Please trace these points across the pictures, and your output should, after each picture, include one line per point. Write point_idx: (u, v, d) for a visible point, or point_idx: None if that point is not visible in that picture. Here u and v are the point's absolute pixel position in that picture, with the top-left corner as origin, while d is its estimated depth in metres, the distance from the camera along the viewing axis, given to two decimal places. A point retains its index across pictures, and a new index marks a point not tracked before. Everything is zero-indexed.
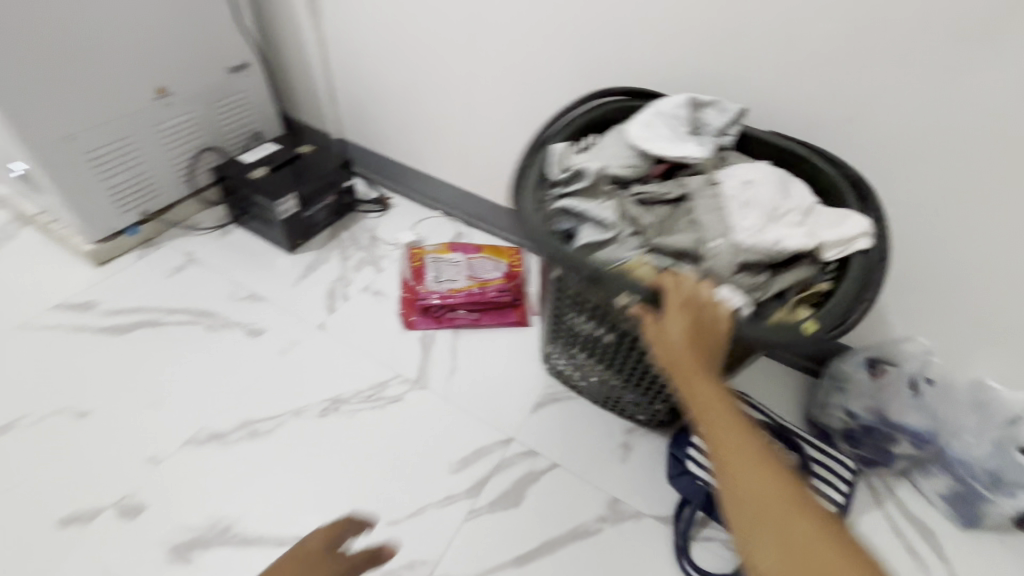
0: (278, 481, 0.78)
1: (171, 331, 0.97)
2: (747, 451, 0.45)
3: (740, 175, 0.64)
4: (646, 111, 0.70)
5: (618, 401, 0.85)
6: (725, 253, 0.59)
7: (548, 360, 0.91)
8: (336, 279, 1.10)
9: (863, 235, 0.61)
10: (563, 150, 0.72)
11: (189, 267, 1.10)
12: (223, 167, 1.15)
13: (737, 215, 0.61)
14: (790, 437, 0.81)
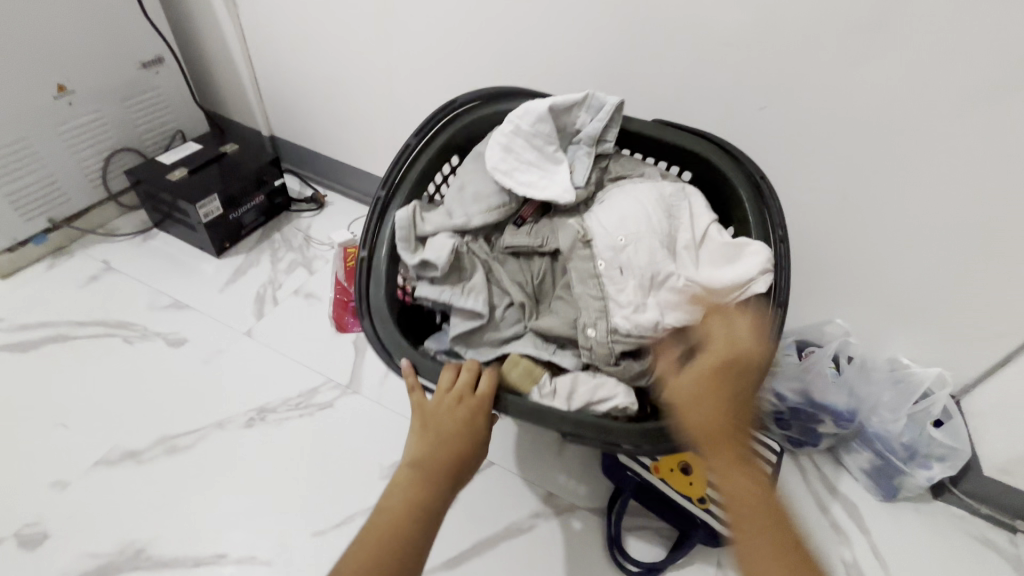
0: (197, 499, 0.74)
1: (82, 346, 0.92)
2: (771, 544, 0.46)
3: (615, 217, 0.62)
4: (506, 136, 0.65)
5: None
6: (600, 344, 0.59)
7: None
8: (265, 282, 1.06)
9: (756, 270, 0.59)
10: (404, 222, 0.67)
11: (105, 275, 1.04)
12: (139, 169, 1.08)
13: (611, 285, 0.60)
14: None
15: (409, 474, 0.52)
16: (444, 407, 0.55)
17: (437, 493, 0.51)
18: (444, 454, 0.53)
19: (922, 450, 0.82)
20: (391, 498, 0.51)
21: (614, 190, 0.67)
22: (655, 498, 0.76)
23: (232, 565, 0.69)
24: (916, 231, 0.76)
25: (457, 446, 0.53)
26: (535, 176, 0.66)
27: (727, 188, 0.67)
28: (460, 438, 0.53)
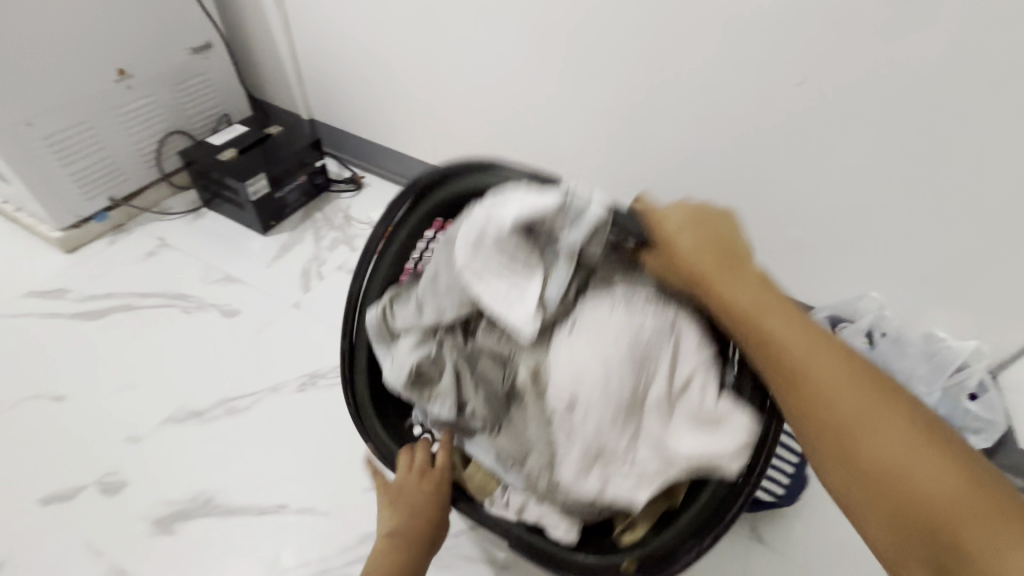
0: (258, 454, 0.80)
1: (144, 315, 0.98)
2: (805, 358, 0.45)
3: (582, 348, 0.54)
4: (465, 249, 0.57)
5: None
6: (540, 489, 0.57)
7: None
8: (310, 259, 1.11)
9: (734, 447, 0.50)
10: (373, 324, 0.66)
11: (162, 251, 1.10)
12: (190, 150, 1.14)
13: (562, 433, 0.54)
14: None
15: (385, 543, 0.60)
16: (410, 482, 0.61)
17: (412, 554, 0.59)
18: (413, 524, 0.60)
19: (958, 423, 0.83)
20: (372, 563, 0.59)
21: (590, 310, 0.57)
22: None
23: (293, 514, 0.74)
24: (957, 205, 0.76)
25: (424, 512, 0.60)
26: (503, 288, 0.57)
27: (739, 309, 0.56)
28: (428, 505, 0.61)
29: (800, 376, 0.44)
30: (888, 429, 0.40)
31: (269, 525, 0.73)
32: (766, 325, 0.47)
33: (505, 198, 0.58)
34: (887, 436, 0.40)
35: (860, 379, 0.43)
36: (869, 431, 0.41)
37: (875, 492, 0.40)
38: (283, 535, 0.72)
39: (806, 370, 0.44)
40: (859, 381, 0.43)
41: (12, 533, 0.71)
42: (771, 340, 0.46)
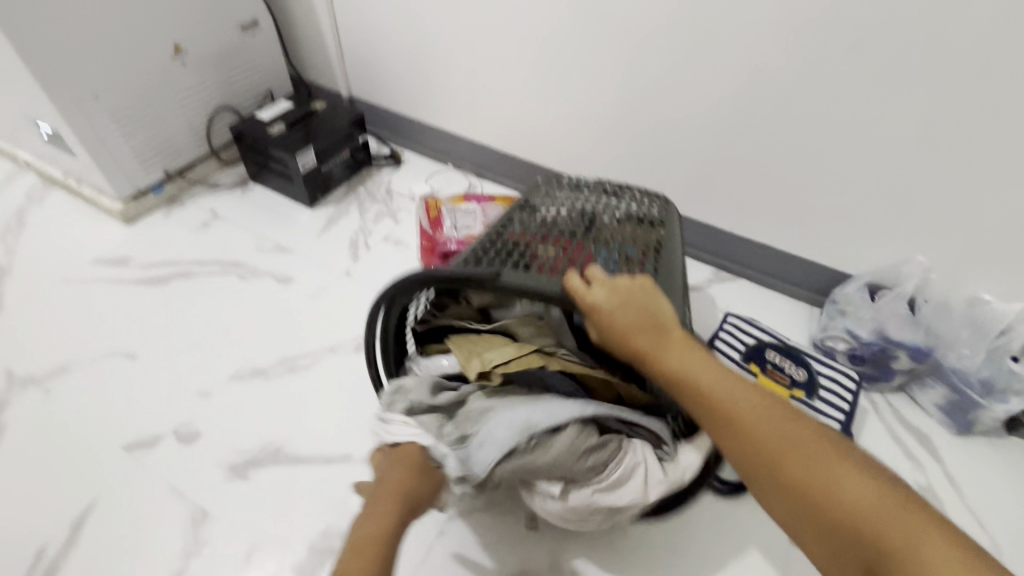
0: (320, 409, 0.84)
1: (204, 282, 1.02)
2: (738, 407, 0.48)
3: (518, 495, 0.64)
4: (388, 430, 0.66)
5: (605, 201, 0.82)
6: None
7: (540, 190, 0.87)
8: (356, 230, 1.15)
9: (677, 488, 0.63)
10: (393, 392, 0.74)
11: (215, 222, 1.14)
12: (244, 125, 1.17)
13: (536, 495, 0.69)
14: (798, 355, 0.87)
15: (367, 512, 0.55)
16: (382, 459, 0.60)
17: (396, 507, 0.54)
18: (392, 483, 0.56)
19: (999, 385, 0.84)
20: (356, 530, 0.53)
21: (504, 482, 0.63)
22: None
23: (357, 464, 0.78)
24: (1006, 166, 0.78)
25: (399, 469, 0.57)
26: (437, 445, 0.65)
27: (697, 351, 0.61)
28: (403, 464, 0.58)
29: (726, 419, 0.48)
30: (808, 454, 0.44)
31: (336, 473, 0.77)
32: (698, 382, 0.50)
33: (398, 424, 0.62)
34: (808, 461, 0.44)
35: (774, 411, 0.47)
36: (806, 473, 0.44)
37: (828, 531, 0.42)
38: (349, 482, 0.76)
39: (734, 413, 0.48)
40: (791, 424, 0.46)
41: (99, 477, 0.76)
42: (705, 390, 0.50)
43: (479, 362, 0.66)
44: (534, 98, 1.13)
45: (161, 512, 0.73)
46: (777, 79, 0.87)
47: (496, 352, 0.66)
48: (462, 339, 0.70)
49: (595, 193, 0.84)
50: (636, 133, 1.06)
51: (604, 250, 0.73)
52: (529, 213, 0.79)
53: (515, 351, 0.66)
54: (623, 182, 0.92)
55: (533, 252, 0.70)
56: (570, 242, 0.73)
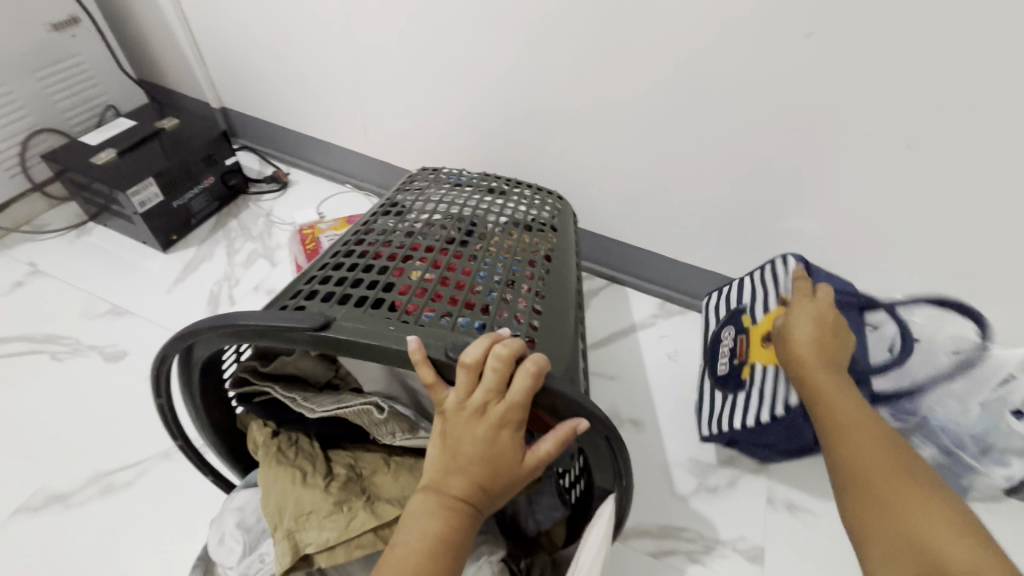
0: (137, 548, 0.62)
1: (3, 366, 0.78)
2: (843, 415, 0.54)
3: None
4: None
5: (488, 205, 0.67)
6: None
7: (409, 189, 0.70)
8: (221, 278, 0.93)
9: None
10: (215, 536, 0.50)
11: (34, 279, 0.89)
12: (60, 153, 0.91)
13: None
14: (711, 349, 0.77)
15: (426, 500, 0.40)
16: (463, 418, 0.40)
17: (460, 525, 0.39)
18: (462, 480, 0.39)
19: (997, 443, 0.68)
20: (401, 536, 0.39)
21: None
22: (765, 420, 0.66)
23: None
24: (1008, 181, 0.61)
25: (477, 464, 0.39)
26: None
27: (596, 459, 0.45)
28: (486, 450, 0.39)
29: (844, 432, 0.53)
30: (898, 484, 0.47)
31: None
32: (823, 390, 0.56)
33: None
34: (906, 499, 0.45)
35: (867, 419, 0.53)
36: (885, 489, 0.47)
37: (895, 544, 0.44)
38: None
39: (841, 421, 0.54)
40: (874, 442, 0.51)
41: None
42: (825, 403, 0.55)
43: (291, 554, 0.42)
44: (432, 104, 0.93)
45: None
46: (719, 78, 0.69)
47: (317, 533, 0.43)
48: (277, 488, 0.45)
49: (474, 193, 0.69)
50: (556, 145, 0.87)
51: (485, 264, 0.57)
52: (393, 219, 0.62)
53: (342, 532, 0.43)
54: (513, 179, 0.76)
55: (393, 276, 0.52)
56: (443, 255, 0.57)
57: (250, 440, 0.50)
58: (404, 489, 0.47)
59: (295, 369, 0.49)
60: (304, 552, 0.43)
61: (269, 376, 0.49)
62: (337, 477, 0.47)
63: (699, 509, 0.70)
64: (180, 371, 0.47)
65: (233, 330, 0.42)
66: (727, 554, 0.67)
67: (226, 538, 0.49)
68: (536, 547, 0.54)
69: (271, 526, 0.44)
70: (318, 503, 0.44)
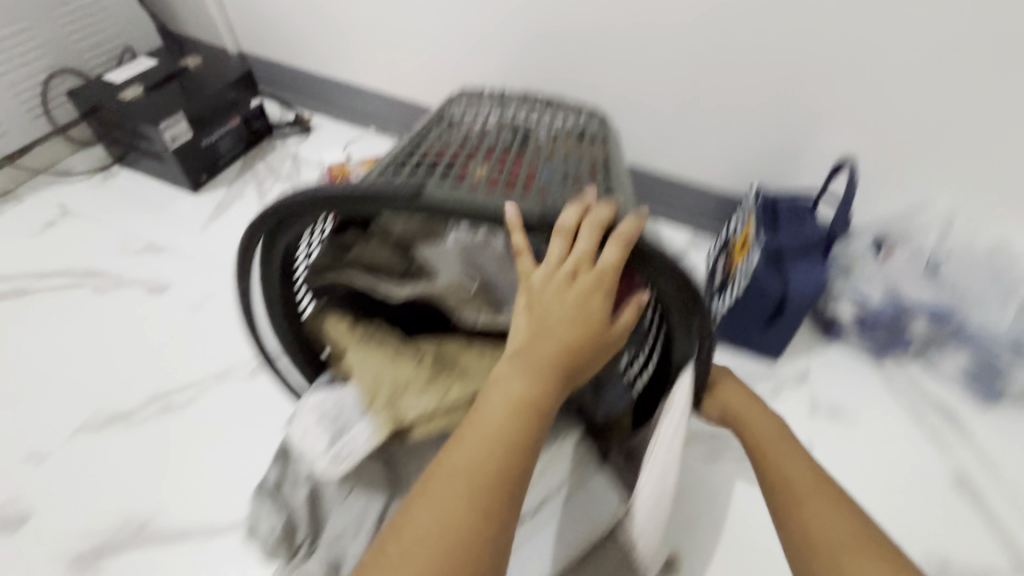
0: (204, 461, 0.63)
1: (45, 298, 0.78)
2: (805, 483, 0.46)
3: None
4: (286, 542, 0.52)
5: (538, 118, 0.67)
6: None
7: (455, 104, 0.70)
8: (254, 216, 0.92)
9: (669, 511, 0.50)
10: (293, 430, 0.51)
11: (65, 220, 0.88)
12: (85, 91, 0.89)
13: None
14: (711, 286, 0.81)
15: (514, 365, 0.40)
16: (549, 289, 0.41)
17: (551, 388, 0.39)
18: (552, 344, 0.40)
19: None
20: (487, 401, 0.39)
21: None
22: (796, 310, 0.69)
23: None
24: None
25: (562, 333, 0.40)
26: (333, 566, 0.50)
27: (677, 322, 0.44)
28: (574, 320, 0.40)
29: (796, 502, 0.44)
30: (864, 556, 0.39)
31: (223, 550, 0.56)
32: (774, 460, 0.49)
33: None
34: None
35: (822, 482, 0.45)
36: None
37: None
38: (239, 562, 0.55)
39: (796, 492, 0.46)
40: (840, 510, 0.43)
41: None
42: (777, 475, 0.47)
43: (391, 423, 0.47)
44: (461, 35, 0.91)
45: None
46: None
47: (416, 401, 0.48)
48: (373, 367, 0.49)
49: (523, 108, 0.69)
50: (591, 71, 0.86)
51: (547, 164, 0.57)
52: (449, 127, 0.62)
53: (439, 399, 0.47)
54: (555, 98, 0.76)
55: (462, 169, 0.52)
56: (504, 157, 0.57)
57: (326, 334, 0.52)
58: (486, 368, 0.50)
59: (370, 258, 0.49)
60: (405, 419, 0.47)
61: (342, 266, 0.50)
62: (425, 358, 0.49)
63: None
64: (261, 264, 0.48)
65: (310, 208, 0.42)
66: None
67: (309, 432, 0.50)
68: (604, 433, 0.54)
69: (367, 398, 0.49)
70: (413, 376, 0.48)
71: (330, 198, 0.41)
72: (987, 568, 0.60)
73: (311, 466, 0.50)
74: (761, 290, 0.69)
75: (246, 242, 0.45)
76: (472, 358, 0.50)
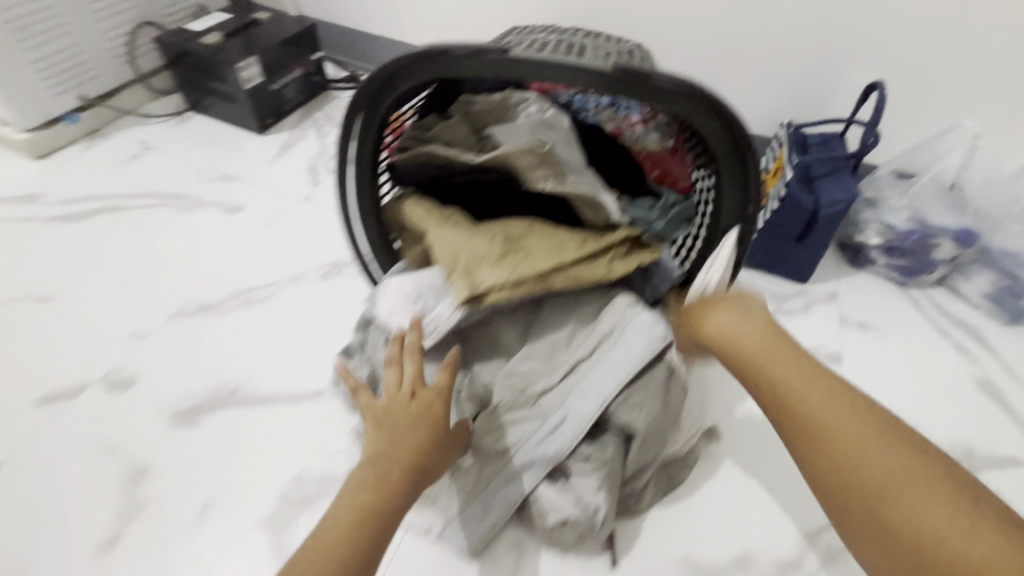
0: (284, 343, 0.69)
1: (135, 215, 0.86)
2: (824, 416, 0.40)
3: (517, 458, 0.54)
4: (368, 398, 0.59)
5: (592, 41, 0.74)
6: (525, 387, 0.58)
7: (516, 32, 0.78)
8: (316, 155, 1.00)
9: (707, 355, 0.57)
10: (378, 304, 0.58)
11: (148, 154, 0.97)
12: (169, 38, 0.98)
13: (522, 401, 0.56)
14: None
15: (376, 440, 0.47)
16: (391, 419, 0.48)
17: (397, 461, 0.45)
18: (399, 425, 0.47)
19: None
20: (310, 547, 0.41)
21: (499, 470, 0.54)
22: (828, 224, 0.74)
23: (332, 400, 0.63)
24: None
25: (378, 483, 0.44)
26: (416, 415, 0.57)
27: (726, 183, 0.50)
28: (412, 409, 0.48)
29: (823, 440, 0.39)
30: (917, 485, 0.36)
31: (306, 412, 0.63)
32: (779, 383, 0.42)
33: None
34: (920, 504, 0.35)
35: (845, 405, 0.40)
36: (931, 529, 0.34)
37: None
38: (322, 420, 0.62)
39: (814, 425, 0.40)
40: (875, 434, 0.38)
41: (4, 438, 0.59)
42: (790, 401, 0.41)
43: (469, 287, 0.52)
44: None
45: (88, 472, 0.57)
46: None
47: (489, 273, 0.52)
48: (451, 241, 0.55)
49: (578, 35, 0.77)
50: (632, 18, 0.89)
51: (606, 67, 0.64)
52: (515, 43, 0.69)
53: (510, 273, 0.52)
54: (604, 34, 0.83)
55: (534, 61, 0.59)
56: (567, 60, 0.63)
57: (410, 215, 0.59)
58: (552, 246, 0.54)
59: (453, 133, 0.56)
60: (479, 288, 0.52)
61: (427, 143, 0.57)
62: (496, 236, 0.54)
63: (779, 325, 0.77)
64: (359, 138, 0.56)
65: (410, 71, 0.50)
66: None
67: (395, 306, 0.57)
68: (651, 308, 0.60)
69: (446, 269, 0.54)
70: (486, 252, 0.53)
71: (436, 57, 0.49)
72: (1010, 459, 0.64)
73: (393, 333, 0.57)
74: (793, 207, 0.74)
75: (357, 100, 0.53)
76: (537, 244, 0.54)
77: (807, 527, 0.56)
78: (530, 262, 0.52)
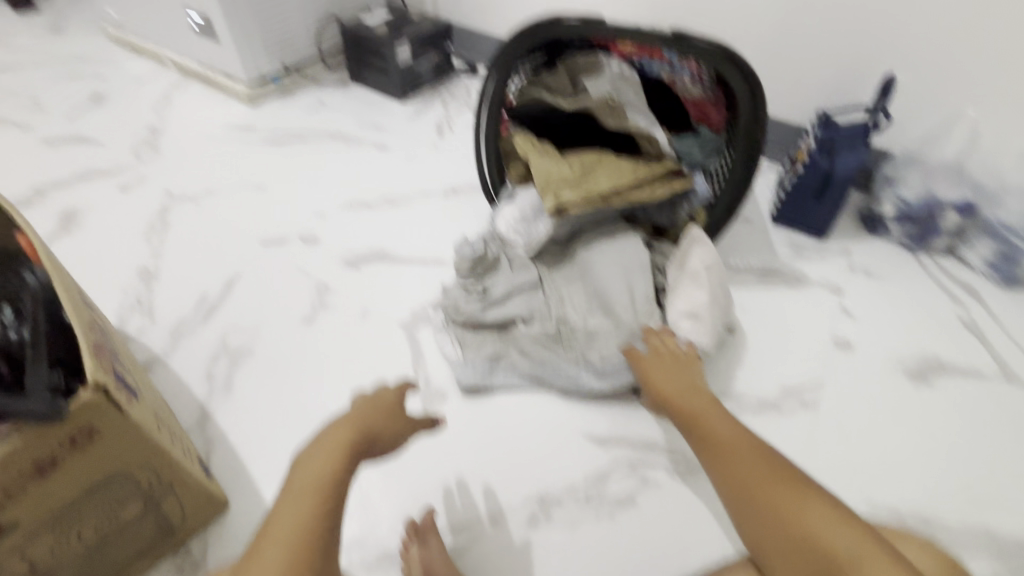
0: (416, 229, 0.97)
1: (315, 144, 1.19)
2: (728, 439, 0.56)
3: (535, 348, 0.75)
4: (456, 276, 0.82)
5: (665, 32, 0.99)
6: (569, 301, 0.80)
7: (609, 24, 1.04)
8: (441, 118, 1.30)
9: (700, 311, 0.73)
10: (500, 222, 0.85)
11: (323, 108, 1.31)
12: (349, 26, 1.33)
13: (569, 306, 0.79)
14: (779, 183, 1.05)
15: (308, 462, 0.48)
16: (319, 446, 0.49)
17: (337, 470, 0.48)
18: (334, 443, 0.49)
19: None
20: (282, 509, 0.45)
21: (521, 349, 0.75)
22: (842, 182, 0.93)
23: (449, 265, 0.90)
24: None
25: (331, 450, 0.49)
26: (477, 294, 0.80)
27: (744, 115, 0.73)
28: (366, 415, 0.53)
29: (726, 454, 0.55)
30: (795, 501, 0.49)
31: (431, 270, 0.89)
32: (701, 421, 0.59)
33: (464, 298, 0.79)
34: (805, 506, 0.49)
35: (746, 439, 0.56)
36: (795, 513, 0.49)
37: (796, 555, 0.47)
38: (442, 276, 0.88)
39: (723, 445, 0.56)
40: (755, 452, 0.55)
41: (240, 259, 0.90)
42: (709, 432, 0.58)
43: (555, 199, 0.76)
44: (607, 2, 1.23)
45: (293, 284, 0.87)
46: None
47: (569, 192, 0.76)
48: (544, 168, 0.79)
49: None
50: (699, 21, 1.11)
51: None
52: None
53: (586, 192, 0.76)
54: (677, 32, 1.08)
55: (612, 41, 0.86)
56: None
57: (516, 147, 0.85)
58: (613, 178, 0.77)
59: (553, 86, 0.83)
60: (563, 202, 0.76)
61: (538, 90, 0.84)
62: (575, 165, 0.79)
63: (796, 264, 0.95)
64: (492, 87, 0.84)
65: (533, 35, 0.78)
66: (814, 286, 0.91)
67: (513, 224, 0.83)
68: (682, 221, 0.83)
69: (540, 189, 0.78)
70: (568, 178, 0.77)
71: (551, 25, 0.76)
72: (974, 371, 0.79)
73: (509, 245, 0.85)
74: (814, 168, 0.94)
75: (494, 56, 0.81)
76: (603, 172, 0.78)
77: (788, 385, 0.76)
78: (598, 189, 0.76)
